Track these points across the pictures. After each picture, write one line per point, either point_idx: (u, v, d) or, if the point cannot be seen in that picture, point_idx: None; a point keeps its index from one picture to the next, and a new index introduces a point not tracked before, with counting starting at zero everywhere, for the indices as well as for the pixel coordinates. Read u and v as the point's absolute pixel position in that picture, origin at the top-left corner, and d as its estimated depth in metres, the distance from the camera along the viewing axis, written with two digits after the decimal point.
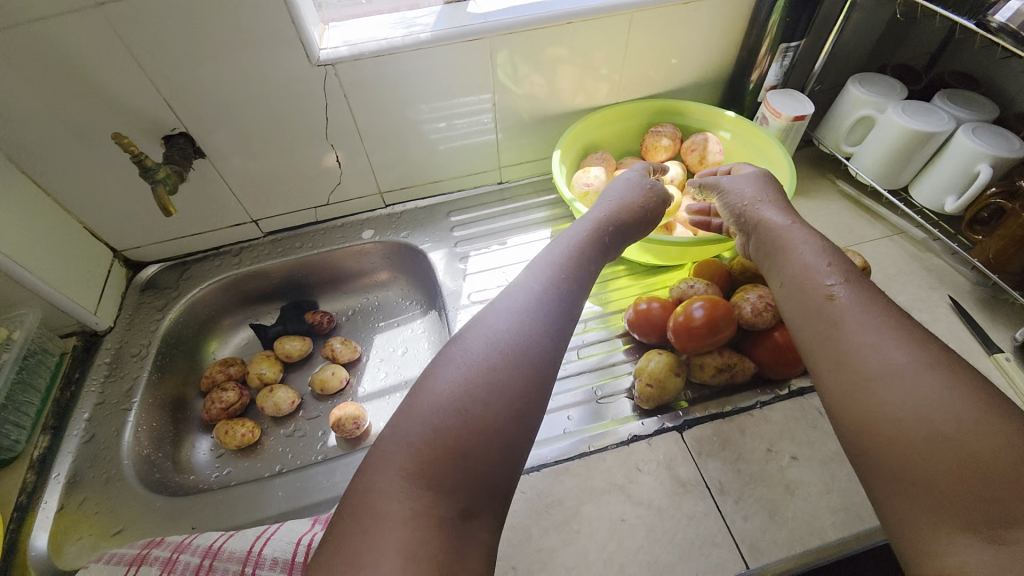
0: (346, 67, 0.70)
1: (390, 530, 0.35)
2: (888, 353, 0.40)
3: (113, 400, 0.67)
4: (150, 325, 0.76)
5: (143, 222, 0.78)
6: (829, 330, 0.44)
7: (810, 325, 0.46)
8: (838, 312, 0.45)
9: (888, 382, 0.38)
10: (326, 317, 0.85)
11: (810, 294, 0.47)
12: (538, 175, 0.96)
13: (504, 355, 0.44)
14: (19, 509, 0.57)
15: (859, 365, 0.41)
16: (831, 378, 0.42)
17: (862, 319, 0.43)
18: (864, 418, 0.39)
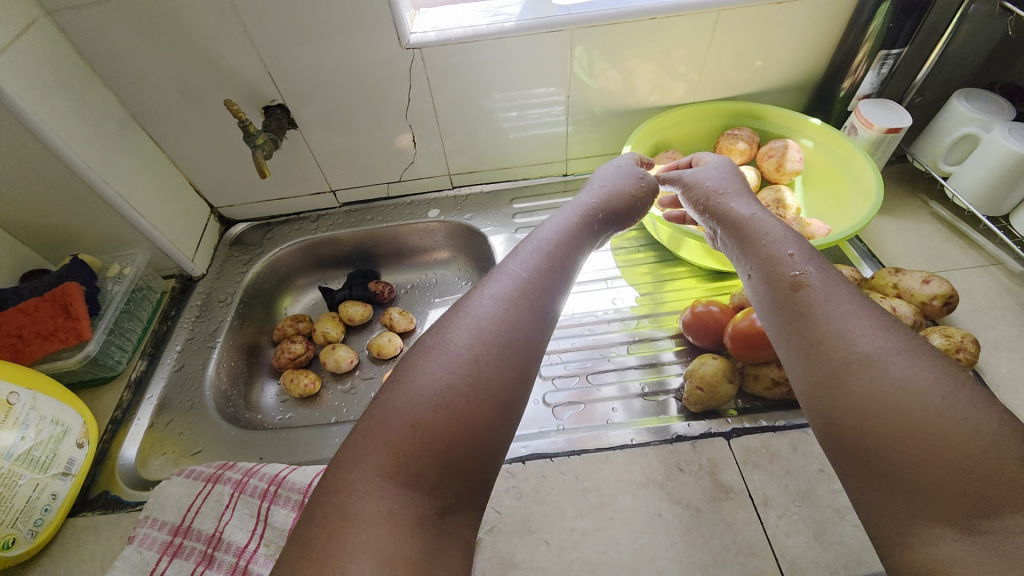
0: (432, 51, 0.73)
1: (368, 531, 0.33)
2: (857, 338, 0.38)
3: (201, 337, 0.75)
4: (236, 276, 0.84)
5: (238, 183, 0.86)
6: (798, 318, 0.43)
7: (782, 315, 0.44)
8: (808, 300, 0.43)
9: (860, 369, 0.37)
10: (387, 288, 0.90)
11: (776, 283, 0.46)
12: None
13: (489, 334, 0.43)
14: (114, 423, 0.65)
15: (834, 353, 0.39)
16: (807, 369, 0.40)
17: (831, 308, 0.41)
18: (844, 413, 0.37)
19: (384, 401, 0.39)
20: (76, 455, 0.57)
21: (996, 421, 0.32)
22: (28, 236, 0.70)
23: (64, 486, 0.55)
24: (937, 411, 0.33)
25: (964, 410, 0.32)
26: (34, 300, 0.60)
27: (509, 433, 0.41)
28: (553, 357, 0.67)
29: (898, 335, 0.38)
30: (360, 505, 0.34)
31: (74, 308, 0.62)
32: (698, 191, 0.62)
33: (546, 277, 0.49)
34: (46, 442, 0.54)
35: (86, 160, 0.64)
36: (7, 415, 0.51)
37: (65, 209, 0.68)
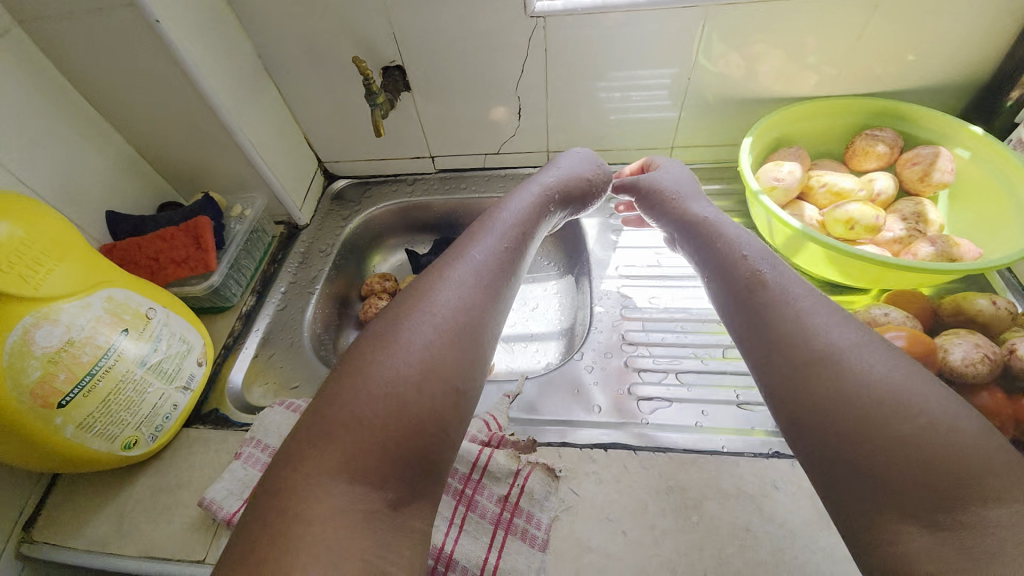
0: (556, 22, 0.71)
1: (310, 529, 0.32)
2: (819, 338, 0.39)
3: (303, 282, 0.80)
4: (336, 230, 0.89)
5: (346, 140, 0.89)
6: (762, 329, 0.43)
7: (745, 322, 0.44)
8: (770, 306, 0.44)
9: (835, 378, 0.37)
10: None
11: (736, 280, 0.47)
12: (709, 162, 0.90)
13: (443, 317, 0.44)
14: (226, 348, 0.70)
15: (805, 360, 0.39)
16: (780, 382, 0.39)
17: (790, 312, 0.42)
18: (820, 423, 0.36)
19: (334, 397, 0.38)
20: (194, 373, 0.61)
21: (957, 420, 0.33)
22: (169, 173, 0.76)
23: (183, 399, 0.59)
24: (896, 406, 0.34)
25: (926, 407, 0.34)
26: (172, 229, 0.66)
27: (463, 421, 0.41)
28: (643, 348, 0.66)
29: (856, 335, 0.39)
30: (305, 505, 0.33)
31: (204, 241, 0.66)
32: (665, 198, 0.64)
33: (502, 264, 0.51)
34: (173, 357, 0.58)
35: (229, 106, 0.68)
36: (145, 327, 0.54)
37: (202, 151, 0.73)
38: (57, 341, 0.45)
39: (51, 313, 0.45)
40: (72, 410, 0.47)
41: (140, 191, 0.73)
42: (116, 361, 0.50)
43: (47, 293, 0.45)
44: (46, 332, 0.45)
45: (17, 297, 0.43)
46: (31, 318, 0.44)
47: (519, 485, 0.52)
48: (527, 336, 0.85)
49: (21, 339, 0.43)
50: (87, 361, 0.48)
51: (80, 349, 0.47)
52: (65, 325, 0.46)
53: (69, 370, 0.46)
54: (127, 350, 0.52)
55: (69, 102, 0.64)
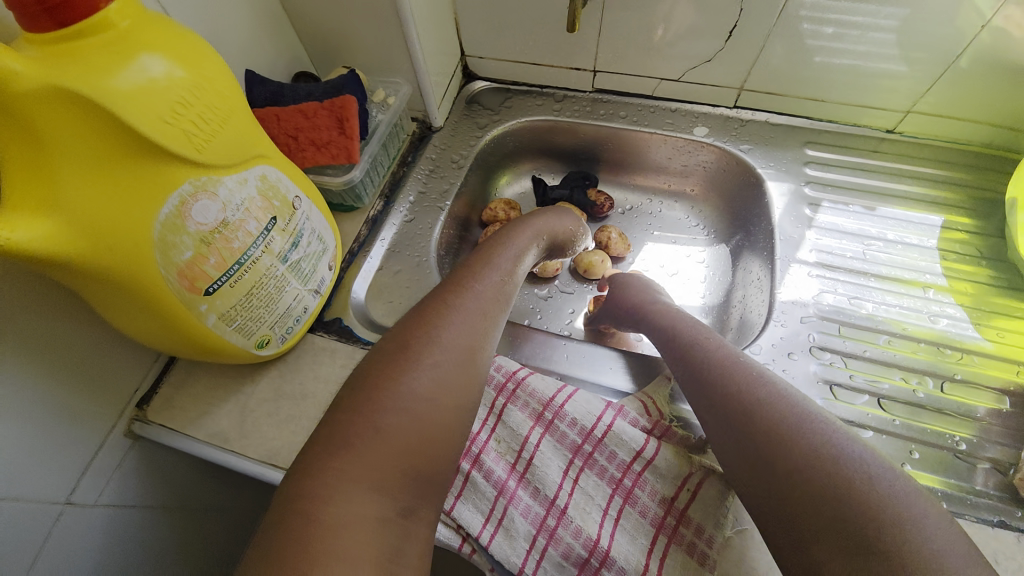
0: None
1: (338, 534, 0.31)
2: (754, 392, 0.41)
3: (433, 195, 0.71)
4: (470, 140, 0.77)
5: (503, 33, 0.74)
6: (708, 393, 0.44)
7: (696, 393, 0.45)
8: (714, 364, 0.45)
9: (787, 445, 0.37)
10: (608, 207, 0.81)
11: (691, 352, 0.48)
12: (945, 137, 0.69)
13: (447, 318, 0.43)
14: (350, 253, 0.62)
15: (750, 426, 0.39)
16: (739, 453, 0.39)
17: (727, 386, 0.43)
18: (776, 487, 0.36)
19: (352, 400, 0.37)
20: (325, 276, 0.54)
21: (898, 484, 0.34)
22: (309, 36, 0.65)
23: (313, 302, 0.53)
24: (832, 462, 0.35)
25: (871, 468, 0.34)
26: (314, 105, 0.56)
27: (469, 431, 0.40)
28: (834, 356, 0.55)
29: (787, 392, 0.41)
30: (331, 513, 0.32)
31: (349, 125, 0.56)
32: (637, 282, 0.65)
33: (507, 271, 0.51)
34: (310, 256, 0.51)
35: None
36: (291, 218, 0.47)
37: (352, 15, 0.61)
38: (212, 220, 0.38)
39: (209, 185, 0.37)
40: (216, 300, 0.40)
41: (277, 51, 0.63)
42: (263, 253, 0.43)
43: (209, 159, 0.37)
44: (202, 206, 0.37)
45: (181, 157, 0.34)
46: (190, 187, 0.36)
47: (689, 489, 0.44)
48: None
49: (178, 210, 0.36)
50: (237, 247, 0.40)
51: (232, 234, 0.40)
52: (222, 201, 0.38)
53: (219, 255, 0.39)
54: (273, 242, 0.44)
55: None
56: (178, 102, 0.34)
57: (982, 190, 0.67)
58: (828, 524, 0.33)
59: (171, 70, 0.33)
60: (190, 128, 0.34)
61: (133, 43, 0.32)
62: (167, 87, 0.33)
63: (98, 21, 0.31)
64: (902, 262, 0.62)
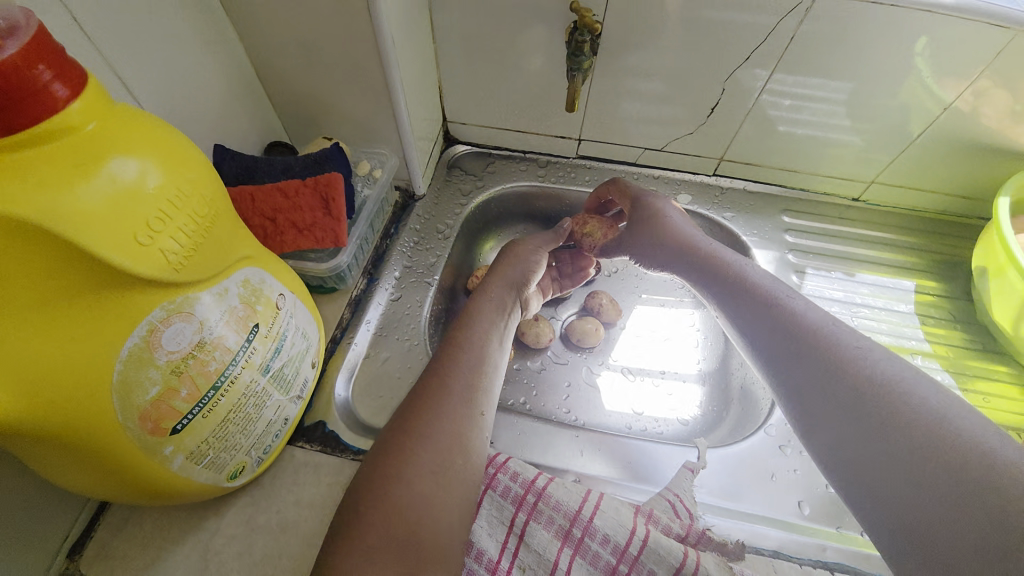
0: (826, 6, 0.53)
1: None
2: (835, 352, 0.44)
3: (419, 269, 0.66)
4: (455, 208, 0.74)
5: (488, 101, 0.73)
6: (786, 357, 0.47)
7: (796, 357, 0.46)
8: (793, 326, 0.48)
9: (869, 398, 0.40)
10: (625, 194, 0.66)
11: (777, 316, 0.49)
12: (909, 206, 0.73)
13: (431, 393, 0.44)
14: (333, 341, 0.56)
15: (831, 382, 0.43)
16: (815, 412, 0.43)
17: (831, 356, 0.44)
18: (850, 437, 0.40)
19: (350, 500, 0.38)
20: (309, 377, 0.48)
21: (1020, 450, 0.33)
22: (283, 102, 0.60)
23: (294, 410, 0.46)
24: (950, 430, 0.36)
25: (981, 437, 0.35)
26: (295, 183, 0.50)
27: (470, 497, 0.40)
28: None
29: (870, 350, 0.43)
30: None
31: (336, 206, 0.51)
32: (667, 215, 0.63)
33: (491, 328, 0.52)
34: (294, 359, 0.44)
35: (392, 34, 0.51)
36: (275, 321, 0.40)
37: (335, 84, 0.57)
38: (186, 345, 0.31)
39: (184, 305, 0.31)
40: (185, 437, 0.33)
41: (247, 119, 0.57)
42: (243, 369, 0.37)
43: (189, 276, 0.31)
44: (174, 331, 0.31)
45: (153, 282, 0.28)
46: (160, 312, 0.30)
47: None
48: (657, 372, 0.72)
49: (145, 340, 0.29)
50: (214, 370, 0.34)
51: (208, 356, 0.33)
52: (199, 320, 0.32)
53: (193, 385, 0.32)
54: (255, 353, 0.38)
55: None
56: (155, 217, 0.28)
57: (946, 255, 0.71)
58: (927, 478, 0.34)
59: (147, 182, 0.28)
60: (167, 245, 0.29)
61: (100, 153, 0.26)
62: (141, 202, 0.27)
63: (60, 125, 0.25)
64: (887, 329, 0.65)
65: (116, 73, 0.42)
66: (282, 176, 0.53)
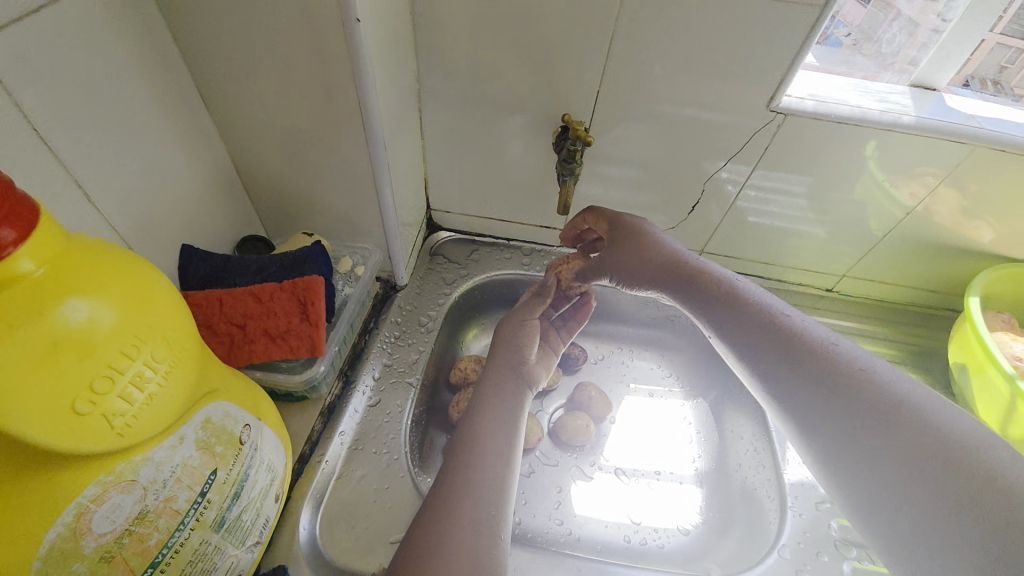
0: (798, 122, 0.57)
1: None
2: (844, 372, 0.39)
3: (400, 367, 0.61)
4: (438, 298, 0.69)
5: (469, 193, 0.71)
6: (788, 375, 0.41)
7: (812, 385, 0.40)
8: (792, 343, 0.42)
9: (887, 424, 0.35)
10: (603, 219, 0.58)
11: (781, 336, 0.43)
12: (880, 297, 0.76)
13: (439, 511, 0.43)
14: (301, 459, 0.50)
15: (849, 411, 0.37)
16: (825, 433, 0.38)
17: (848, 382, 0.38)
18: (870, 467, 0.35)
19: None
20: (271, 514, 0.41)
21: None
22: (260, 197, 0.57)
23: (249, 558, 0.39)
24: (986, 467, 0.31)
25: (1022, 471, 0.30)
26: (271, 287, 0.46)
27: None
28: (860, 551, 0.52)
29: (879, 371, 0.38)
30: None
31: (316, 312, 0.47)
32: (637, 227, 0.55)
33: (496, 424, 0.50)
34: (256, 500, 0.38)
35: (383, 134, 0.50)
36: (237, 461, 0.35)
37: (318, 178, 0.54)
38: (122, 522, 0.27)
39: (127, 473, 0.26)
40: None
41: (219, 213, 0.54)
42: (192, 530, 0.31)
43: (137, 435, 0.26)
44: (110, 507, 0.26)
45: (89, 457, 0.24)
46: (94, 489, 0.25)
47: None
48: (652, 473, 0.67)
49: (71, 528, 0.25)
50: (155, 542, 0.29)
51: (149, 529, 0.28)
52: (143, 487, 0.27)
53: (127, 566, 0.27)
54: (209, 508, 0.32)
55: (169, 82, 0.46)
56: (100, 378, 0.24)
57: (923, 345, 0.74)
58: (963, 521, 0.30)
59: (94, 337, 0.24)
60: (112, 409, 0.24)
61: (44, 303, 0.22)
62: (85, 363, 0.23)
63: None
64: None
65: (75, 175, 0.38)
66: (256, 277, 0.49)
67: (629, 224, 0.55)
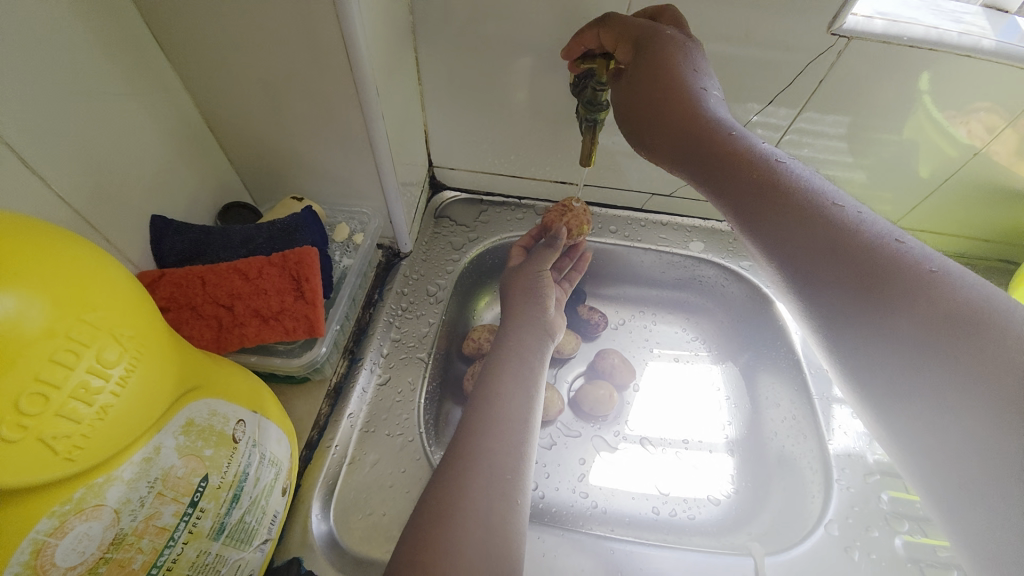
0: (865, 47, 0.48)
1: None
2: (899, 261, 0.29)
3: (409, 341, 0.56)
4: (447, 264, 0.64)
5: (477, 145, 0.63)
6: (813, 248, 0.32)
7: (836, 274, 0.31)
8: (827, 221, 0.32)
9: (942, 333, 0.27)
10: (630, 38, 0.42)
11: (798, 212, 0.33)
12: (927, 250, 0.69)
13: (457, 473, 0.40)
14: (310, 445, 0.47)
15: (880, 309, 0.29)
16: (845, 317, 0.31)
17: (880, 268, 0.29)
18: (903, 365, 0.28)
19: None
20: (280, 508, 0.36)
21: None
22: (240, 157, 0.51)
23: (259, 559, 0.35)
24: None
25: None
26: (259, 262, 0.41)
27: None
28: (912, 524, 0.50)
29: (948, 271, 0.28)
30: None
31: (312, 290, 0.42)
32: (657, 50, 0.40)
33: (512, 378, 0.47)
34: (259, 498, 0.33)
35: (376, 81, 0.43)
36: (232, 461, 0.30)
37: (304, 134, 0.48)
38: (93, 551, 0.22)
39: (90, 498, 0.22)
40: None
41: (195, 180, 0.48)
42: (185, 543, 0.27)
43: (92, 457, 0.22)
44: (74, 538, 0.22)
45: (30, 486, 0.20)
46: (48, 522, 0.21)
47: None
48: (680, 441, 0.63)
49: (29, 566, 0.20)
50: (141, 565, 0.25)
51: (130, 553, 0.24)
52: (114, 510, 0.23)
53: None
54: (203, 517, 0.28)
55: (118, 29, 0.38)
56: (29, 396, 0.19)
57: None
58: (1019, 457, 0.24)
59: (11, 349, 0.19)
60: (53, 432, 0.20)
61: None
62: (8, 376, 0.18)
63: None
64: None
65: (11, 144, 0.32)
66: (241, 250, 0.44)
67: (663, 43, 0.40)
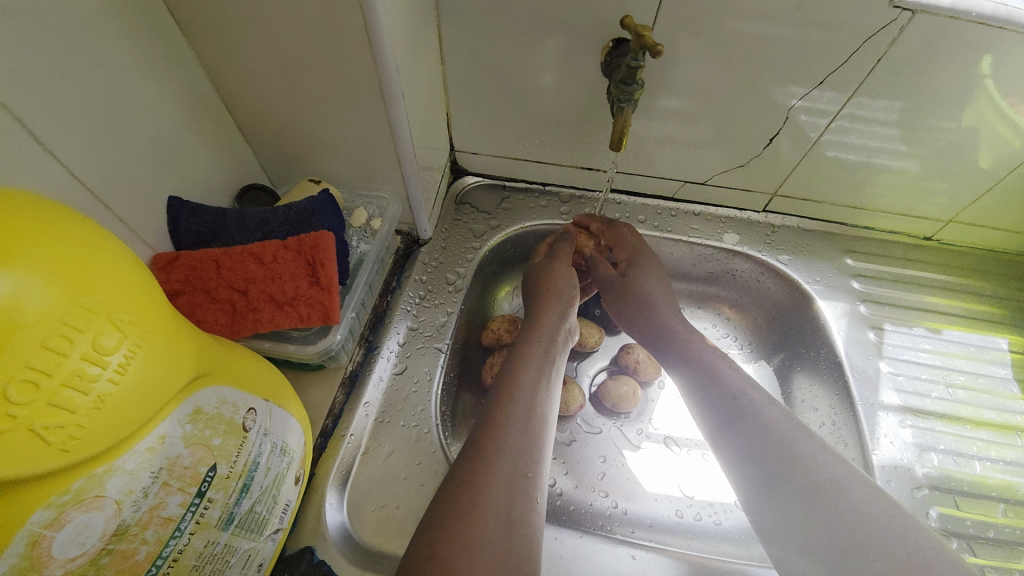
0: (930, 22, 0.43)
1: None
2: (814, 473, 0.40)
3: (426, 331, 0.54)
4: (467, 252, 0.61)
5: (500, 128, 0.60)
6: (754, 443, 0.43)
7: (741, 443, 0.44)
8: (743, 411, 0.45)
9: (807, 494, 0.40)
10: (624, 247, 0.58)
11: (724, 398, 0.46)
12: (985, 247, 0.63)
13: (475, 468, 0.38)
14: (324, 433, 0.46)
15: (769, 464, 0.42)
16: (763, 503, 0.42)
17: (776, 446, 0.42)
18: (796, 512, 0.39)
19: None
20: (292, 498, 0.35)
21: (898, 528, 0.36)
22: (258, 137, 0.50)
23: (271, 549, 0.34)
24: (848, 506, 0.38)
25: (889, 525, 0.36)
26: (274, 246, 0.40)
27: None
28: (960, 542, 0.48)
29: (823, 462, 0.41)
30: None
31: (326, 275, 0.41)
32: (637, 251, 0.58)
33: (536, 374, 0.46)
34: (271, 487, 0.32)
35: (393, 59, 0.40)
36: (241, 451, 0.29)
37: (321, 114, 0.46)
38: (93, 543, 0.22)
39: (89, 489, 0.21)
40: None
41: (212, 161, 0.47)
42: (192, 534, 0.26)
43: (91, 449, 0.21)
44: (73, 530, 0.21)
45: (23, 478, 0.19)
46: (45, 513, 0.20)
47: None
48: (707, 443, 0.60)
49: (27, 558, 0.20)
50: (146, 555, 0.24)
51: (134, 545, 0.23)
52: (115, 501, 0.22)
53: None
54: (211, 507, 0.27)
55: (133, 7, 0.37)
56: (20, 383, 0.18)
57: None
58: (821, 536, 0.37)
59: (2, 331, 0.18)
60: (45, 422, 0.19)
61: None
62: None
63: None
64: (989, 400, 0.56)
65: (22, 120, 0.31)
66: (256, 233, 0.43)
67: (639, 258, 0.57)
